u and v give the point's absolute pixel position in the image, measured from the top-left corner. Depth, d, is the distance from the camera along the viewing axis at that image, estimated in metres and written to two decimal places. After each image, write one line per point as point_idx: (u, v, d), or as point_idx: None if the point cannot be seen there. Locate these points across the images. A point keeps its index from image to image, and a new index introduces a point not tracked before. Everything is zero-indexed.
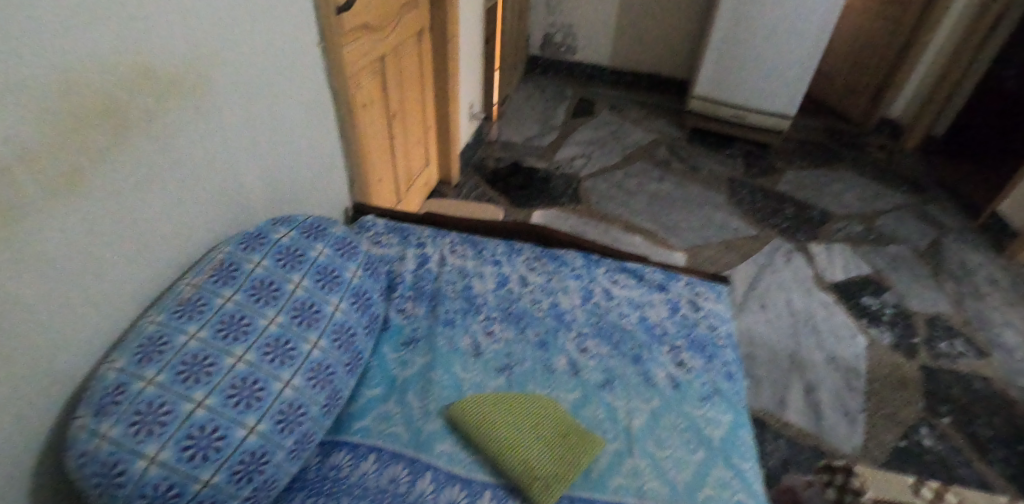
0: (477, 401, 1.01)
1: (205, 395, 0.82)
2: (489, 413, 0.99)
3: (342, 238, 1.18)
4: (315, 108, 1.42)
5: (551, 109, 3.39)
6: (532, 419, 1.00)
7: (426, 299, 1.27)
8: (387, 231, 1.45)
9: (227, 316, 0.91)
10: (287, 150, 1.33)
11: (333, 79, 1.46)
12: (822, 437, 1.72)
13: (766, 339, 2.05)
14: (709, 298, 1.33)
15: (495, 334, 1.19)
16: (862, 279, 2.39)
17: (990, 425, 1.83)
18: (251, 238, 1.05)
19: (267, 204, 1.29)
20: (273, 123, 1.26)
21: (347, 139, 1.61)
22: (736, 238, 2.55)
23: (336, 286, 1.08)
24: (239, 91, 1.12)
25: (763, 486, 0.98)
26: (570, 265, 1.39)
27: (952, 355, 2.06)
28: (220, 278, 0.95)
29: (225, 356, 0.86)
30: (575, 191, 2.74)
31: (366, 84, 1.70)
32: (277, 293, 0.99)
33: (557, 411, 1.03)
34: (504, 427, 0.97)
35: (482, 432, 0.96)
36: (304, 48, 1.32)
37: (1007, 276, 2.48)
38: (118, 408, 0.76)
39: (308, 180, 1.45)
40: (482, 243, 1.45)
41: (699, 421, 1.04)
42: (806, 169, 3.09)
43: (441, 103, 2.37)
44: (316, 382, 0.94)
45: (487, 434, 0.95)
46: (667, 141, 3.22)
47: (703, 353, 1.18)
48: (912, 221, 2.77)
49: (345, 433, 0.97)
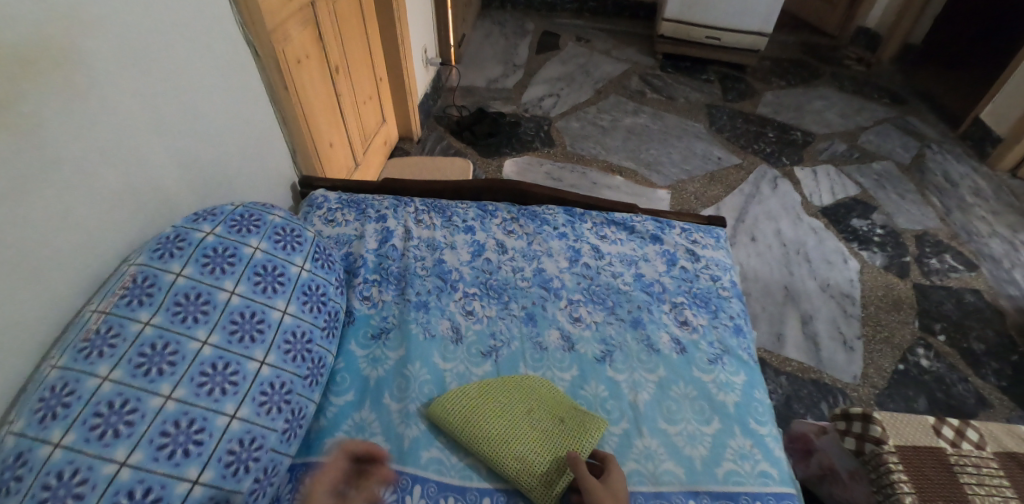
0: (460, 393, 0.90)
1: (130, 452, 0.68)
2: (476, 406, 0.88)
3: (282, 226, 1.01)
4: (232, 70, 1.19)
5: (513, 46, 3.12)
6: (525, 407, 0.89)
7: (393, 281, 1.11)
8: (341, 206, 1.27)
9: (148, 346, 0.76)
10: (204, 124, 1.12)
11: (250, 33, 1.23)
12: (822, 369, 1.68)
13: (758, 273, 1.97)
14: (708, 244, 1.21)
15: (475, 313, 1.05)
16: (849, 200, 2.31)
17: (982, 339, 1.81)
18: (169, 243, 0.88)
19: (189, 190, 1.09)
20: (179, 92, 1.04)
21: (279, 103, 1.39)
22: (720, 169, 2.42)
23: (280, 287, 0.93)
24: (124, 59, 0.89)
25: (785, 451, 0.89)
26: (552, 223, 1.24)
27: (942, 271, 2.03)
28: (132, 298, 0.79)
29: (150, 396, 0.72)
30: (547, 133, 2.55)
31: (298, 36, 1.45)
32: (208, 306, 0.83)
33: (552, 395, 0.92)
34: (494, 421, 0.86)
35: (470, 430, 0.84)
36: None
37: (990, 183, 2.43)
38: (23, 484, 0.63)
39: (237, 156, 1.24)
40: (452, 208, 1.28)
41: (710, 388, 0.94)
42: (786, 89, 2.94)
43: (389, 50, 2.10)
44: (269, 405, 0.82)
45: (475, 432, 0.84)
46: (639, 70, 3.00)
47: (707, 308, 1.07)
48: (895, 135, 2.68)
49: (316, 453, 0.86)
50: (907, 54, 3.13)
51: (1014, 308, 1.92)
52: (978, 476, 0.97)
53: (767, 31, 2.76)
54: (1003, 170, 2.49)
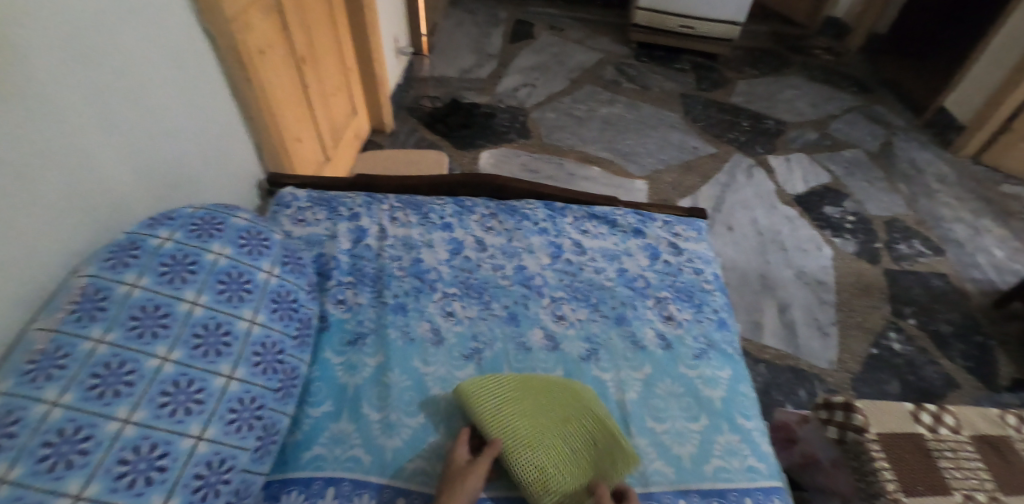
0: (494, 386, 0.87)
1: (84, 484, 0.63)
2: (508, 403, 0.85)
3: (246, 229, 0.96)
4: (188, 61, 1.11)
5: (485, 35, 3.05)
6: (557, 411, 0.86)
7: (368, 283, 1.07)
8: (311, 204, 1.21)
9: (101, 366, 0.70)
10: (158, 121, 1.05)
11: (207, 21, 1.15)
12: (799, 356, 1.70)
13: (735, 262, 1.98)
14: (690, 237, 1.19)
15: (455, 314, 1.02)
16: (821, 188, 2.34)
17: (949, 321, 1.87)
18: (121, 250, 0.81)
19: (144, 192, 1.03)
20: (129, 87, 0.97)
21: (241, 96, 1.31)
22: (696, 158, 2.42)
23: (247, 295, 0.88)
24: (65, 52, 0.82)
25: (771, 445, 0.89)
26: (532, 219, 1.20)
27: (910, 256, 2.08)
28: (83, 313, 0.73)
29: (106, 421, 0.67)
30: (523, 124, 2.50)
31: (261, 25, 1.37)
32: (168, 319, 0.78)
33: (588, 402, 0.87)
34: (523, 422, 0.85)
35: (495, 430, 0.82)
36: None
37: (953, 170, 2.51)
38: None
39: (197, 154, 1.17)
40: (428, 204, 1.24)
41: (696, 384, 0.93)
42: (757, 78, 2.96)
43: (358, 40, 2.03)
44: (238, 423, 0.78)
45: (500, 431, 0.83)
46: (613, 60, 2.98)
47: (691, 302, 1.06)
48: (863, 123, 2.74)
49: (291, 469, 0.82)
50: (873, 43, 3.19)
51: (978, 291, 1.98)
52: (955, 461, 0.99)
53: (739, 21, 2.78)
54: (965, 156, 2.57)
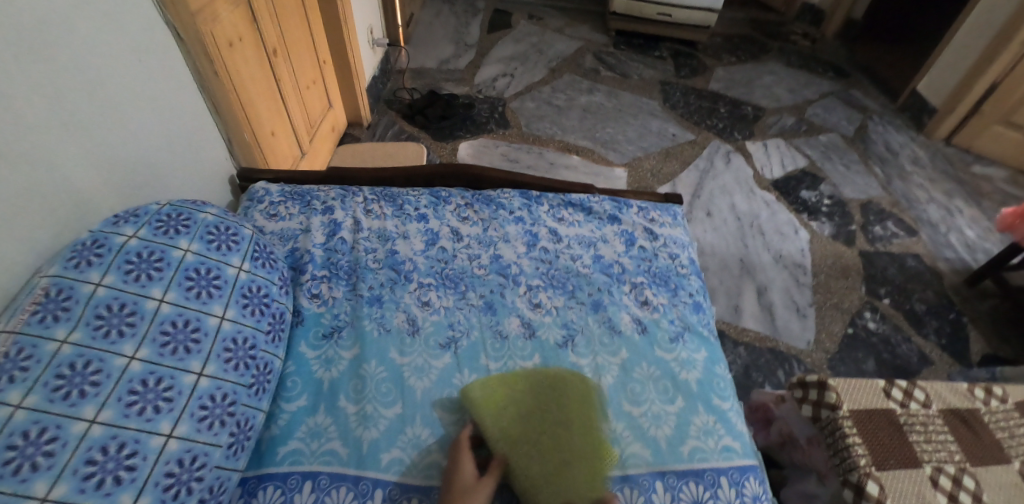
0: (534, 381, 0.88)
1: (50, 486, 0.61)
2: (531, 402, 0.85)
3: (215, 224, 0.94)
4: (151, 53, 1.08)
5: (463, 25, 3.02)
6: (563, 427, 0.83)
7: (343, 276, 1.05)
8: (283, 198, 1.19)
9: (65, 366, 0.69)
10: (122, 116, 1.02)
11: (170, 13, 1.12)
12: (778, 337, 1.73)
13: (715, 247, 2.00)
14: (665, 222, 1.20)
15: (432, 305, 1.01)
16: (798, 173, 2.37)
17: (923, 300, 1.91)
18: (84, 248, 0.79)
19: (109, 189, 1.00)
20: (89, 81, 0.94)
21: (209, 89, 1.28)
22: (675, 145, 2.43)
23: (217, 291, 0.86)
24: (17, 44, 0.79)
25: (746, 424, 0.91)
26: (508, 208, 1.20)
27: (885, 237, 2.12)
28: (46, 313, 0.71)
29: (72, 422, 0.66)
30: (502, 114, 2.49)
31: (228, 16, 1.34)
32: (134, 317, 0.76)
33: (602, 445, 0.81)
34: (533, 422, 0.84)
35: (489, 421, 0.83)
36: None
37: (927, 152, 2.55)
38: None
39: (164, 149, 1.14)
40: (403, 196, 1.22)
41: (672, 366, 0.94)
42: (735, 65, 2.97)
43: (332, 32, 2.00)
44: (211, 420, 0.77)
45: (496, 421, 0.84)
46: (592, 48, 2.97)
47: (667, 286, 1.07)
48: (839, 107, 2.77)
49: (268, 464, 0.81)
50: (848, 29, 3.23)
51: (951, 270, 2.03)
52: (925, 434, 1.02)
53: (716, 8, 2.78)
54: (938, 138, 2.61)
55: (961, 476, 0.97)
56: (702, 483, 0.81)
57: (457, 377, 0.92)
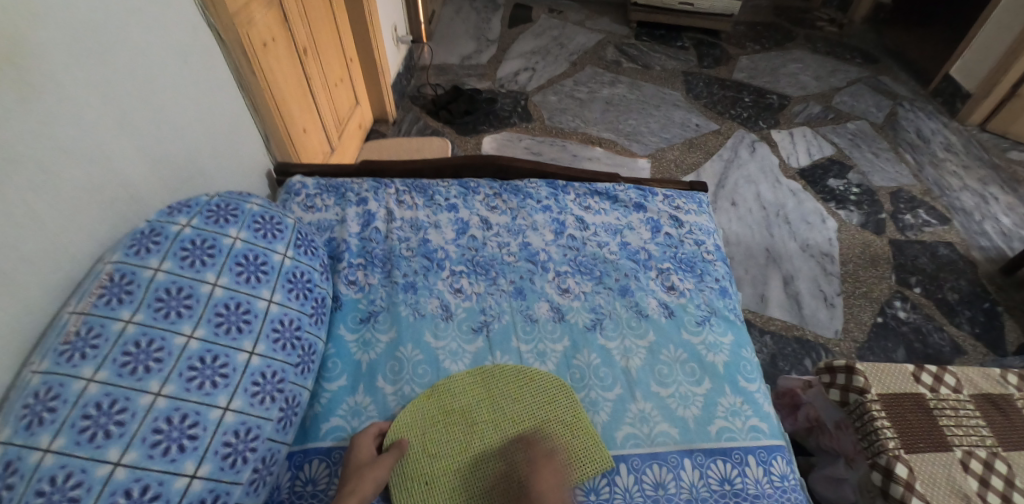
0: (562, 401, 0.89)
1: (123, 452, 0.68)
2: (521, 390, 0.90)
3: (260, 214, 0.99)
4: (194, 55, 1.14)
5: (485, 20, 3.05)
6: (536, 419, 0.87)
7: (379, 264, 1.10)
8: (320, 191, 1.24)
9: (132, 344, 0.75)
10: (169, 114, 1.08)
11: (210, 15, 1.18)
12: (805, 326, 1.72)
13: (740, 237, 1.99)
14: (691, 210, 1.21)
15: (464, 290, 1.05)
16: (826, 161, 2.34)
17: (957, 289, 1.87)
18: (143, 237, 0.85)
19: (159, 184, 1.06)
20: (141, 82, 1.00)
21: (247, 88, 1.34)
22: (699, 136, 2.42)
23: (264, 276, 0.91)
24: (77, 49, 0.85)
25: (773, 405, 0.92)
26: (535, 197, 1.23)
27: (917, 226, 2.08)
28: (111, 296, 0.78)
29: (139, 395, 0.72)
30: (525, 108, 2.51)
31: (263, 17, 1.39)
32: (191, 300, 0.82)
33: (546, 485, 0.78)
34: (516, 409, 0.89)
35: (477, 394, 0.90)
36: None
37: (960, 138, 2.49)
38: (14, 493, 0.62)
39: (208, 147, 1.21)
40: (433, 187, 1.26)
41: (699, 349, 0.96)
42: (760, 53, 2.94)
43: (359, 30, 2.04)
44: (262, 395, 0.82)
45: (481, 402, 0.89)
46: (614, 40, 2.97)
47: (693, 272, 1.08)
48: (868, 95, 2.71)
49: (314, 439, 0.87)
50: (877, 13, 3.15)
51: (985, 258, 1.98)
52: (956, 418, 1.02)
53: None
54: (972, 124, 2.55)
55: (994, 460, 0.97)
56: (729, 461, 0.83)
57: (490, 359, 0.95)
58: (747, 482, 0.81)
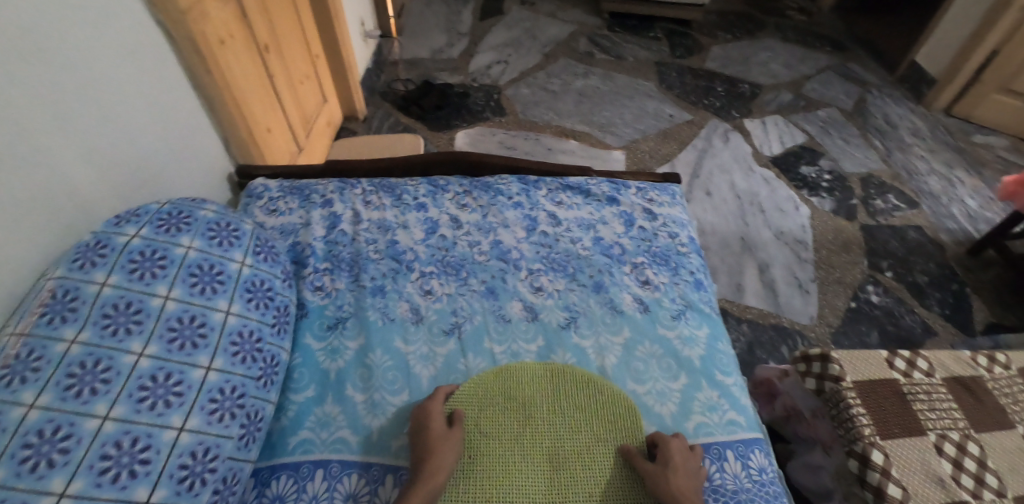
0: (629, 418, 0.85)
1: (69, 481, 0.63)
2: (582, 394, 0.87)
3: (216, 221, 0.94)
4: (143, 54, 1.09)
5: (456, 13, 2.99)
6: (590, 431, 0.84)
7: (345, 268, 1.06)
8: (283, 194, 1.20)
9: (77, 365, 0.70)
10: (118, 117, 1.02)
11: (159, 13, 1.12)
12: (781, 313, 1.73)
13: (715, 227, 1.99)
14: (665, 202, 1.20)
15: (434, 292, 1.02)
16: (797, 148, 2.36)
17: (926, 272, 1.91)
18: (88, 250, 0.80)
19: (109, 191, 1.01)
20: (84, 84, 0.94)
21: (202, 87, 1.28)
22: (673, 126, 2.42)
23: (221, 286, 0.87)
24: (15, 51, 0.80)
25: (750, 398, 0.91)
26: (506, 194, 1.20)
27: (887, 210, 2.11)
28: (54, 315, 0.72)
29: (86, 419, 0.67)
30: (498, 102, 2.48)
31: (218, 14, 1.33)
32: (141, 315, 0.78)
33: (679, 458, 0.77)
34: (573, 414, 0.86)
35: (543, 389, 0.88)
36: None
37: (926, 124, 2.53)
38: None
39: (161, 150, 1.15)
40: (400, 186, 1.22)
41: (675, 344, 0.94)
42: (731, 42, 2.94)
43: (323, 25, 1.98)
44: (221, 412, 0.78)
45: (541, 399, 0.87)
46: (586, 31, 2.94)
47: (667, 265, 1.07)
48: (837, 82, 2.74)
49: (281, 453, 0.83)
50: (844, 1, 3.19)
51: (953, 241, 2.02)
52: (929, 402, 1.03)
53: None
54: (937, 110, 2.59)
55: (966, 442, 0.99)
56: (707, 457, 0.82)
57: (462, 362, 0.92)
58: (725, 478, 0.80)
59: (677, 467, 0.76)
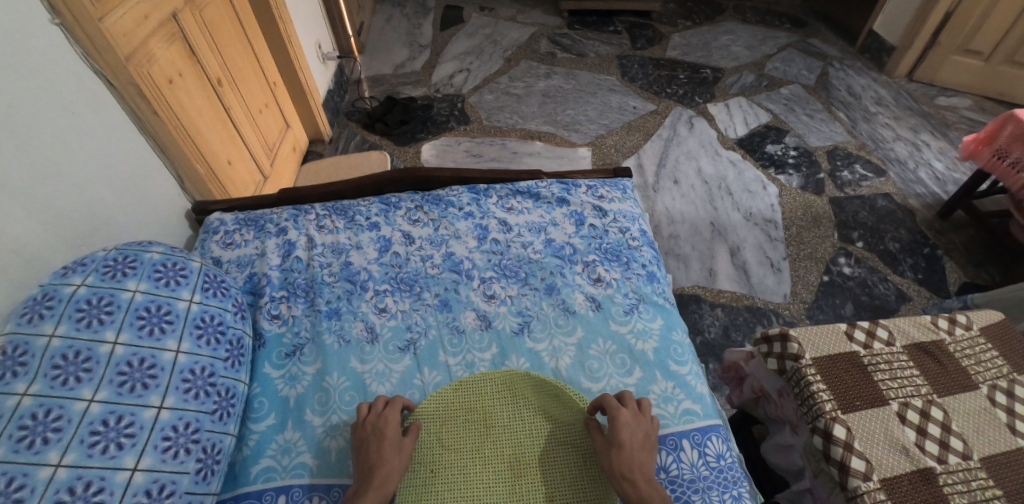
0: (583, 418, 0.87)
1: None
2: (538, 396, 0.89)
3: (163, 261, 0.94)
4: (84, 104, 1.09)
5: (416, 26, 3.01)
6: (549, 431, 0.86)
7: (301, 295, 1.07)
8: (238, 226, 1.20)
9: (28, 418, 0.70)
10: (61, 169, 1.02)
11: (99, 64, 1.12)
12: (755, 294, 1.74)
13: (684, 214, 2.00)
14: (615, 198, 1.21)
15: (389, 309, 1.02)
16: (762, 128, 2.37)
17: (898, 238, 1.92)
18: (35, 303, 0.80)
19: (59, 243, 1.01)
20: (21, 142, 0.94)
21: (151, 130, 1.28)
22: (638, 118, 2.43)
23: (169, 325, 0.87)
24: None
25: (706, 385, 0.92)
26: (457, 205, 1.21)
27: (855, 181, 2.12)
28: (5, 370, 0.73)
29: (38, 468, 0.68)
30: (462, 111, 2.49)
31: (164, 55, 1.33)
32: (90, 362, 0.78)
33: (627, 436, 0.78)
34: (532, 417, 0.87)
35: (504, 395, 0.89)
36: (38, 38, 0.98)
37: (889, 91, 2.55)
38: None
39: (112, 197, 1.15)
40: (354, 207, 1.23)
41: (628, 338, 0.95)
42: (691, 29, 2.96)
43: (277, 52, 1.98)
44: (175, 449, 0.78)
45: (502, 404, 0.88)
46: (546, 32, 2.95)
47: (619, 261, 1.08)
48: (798, 58, 2.76)
49: (244, 484, 0.84)
50: None
51: (922, 205, 2.03)
52: (890, 372, 1.03)
53: None
54: (899, 76, 2.61)
55: (929, 407, 0.99)
56: (664, 450, 0.83)
57: (418, 377, 0.93)
58: (683, 468, 0.81)
59: (624, 443, 0.77)
